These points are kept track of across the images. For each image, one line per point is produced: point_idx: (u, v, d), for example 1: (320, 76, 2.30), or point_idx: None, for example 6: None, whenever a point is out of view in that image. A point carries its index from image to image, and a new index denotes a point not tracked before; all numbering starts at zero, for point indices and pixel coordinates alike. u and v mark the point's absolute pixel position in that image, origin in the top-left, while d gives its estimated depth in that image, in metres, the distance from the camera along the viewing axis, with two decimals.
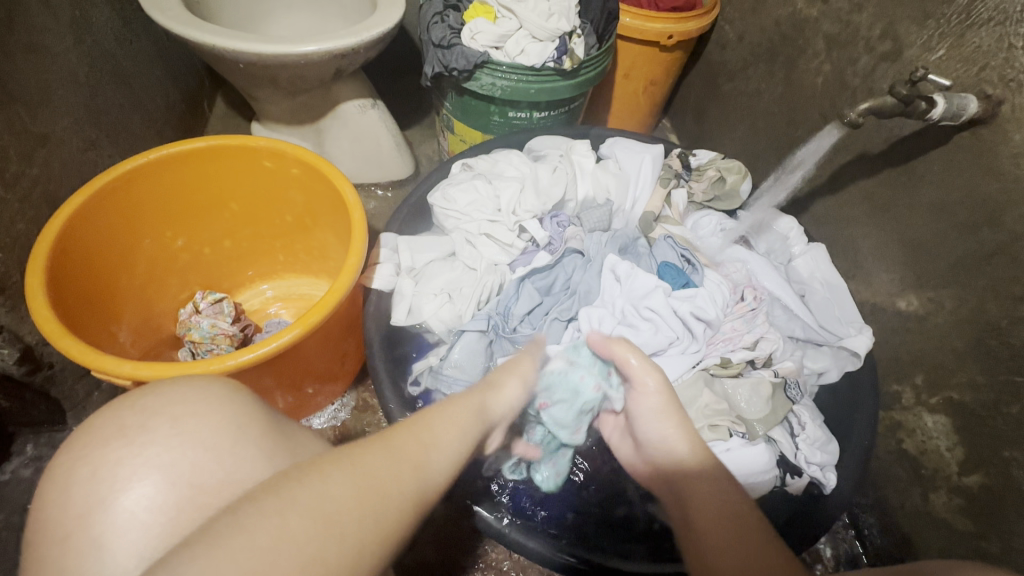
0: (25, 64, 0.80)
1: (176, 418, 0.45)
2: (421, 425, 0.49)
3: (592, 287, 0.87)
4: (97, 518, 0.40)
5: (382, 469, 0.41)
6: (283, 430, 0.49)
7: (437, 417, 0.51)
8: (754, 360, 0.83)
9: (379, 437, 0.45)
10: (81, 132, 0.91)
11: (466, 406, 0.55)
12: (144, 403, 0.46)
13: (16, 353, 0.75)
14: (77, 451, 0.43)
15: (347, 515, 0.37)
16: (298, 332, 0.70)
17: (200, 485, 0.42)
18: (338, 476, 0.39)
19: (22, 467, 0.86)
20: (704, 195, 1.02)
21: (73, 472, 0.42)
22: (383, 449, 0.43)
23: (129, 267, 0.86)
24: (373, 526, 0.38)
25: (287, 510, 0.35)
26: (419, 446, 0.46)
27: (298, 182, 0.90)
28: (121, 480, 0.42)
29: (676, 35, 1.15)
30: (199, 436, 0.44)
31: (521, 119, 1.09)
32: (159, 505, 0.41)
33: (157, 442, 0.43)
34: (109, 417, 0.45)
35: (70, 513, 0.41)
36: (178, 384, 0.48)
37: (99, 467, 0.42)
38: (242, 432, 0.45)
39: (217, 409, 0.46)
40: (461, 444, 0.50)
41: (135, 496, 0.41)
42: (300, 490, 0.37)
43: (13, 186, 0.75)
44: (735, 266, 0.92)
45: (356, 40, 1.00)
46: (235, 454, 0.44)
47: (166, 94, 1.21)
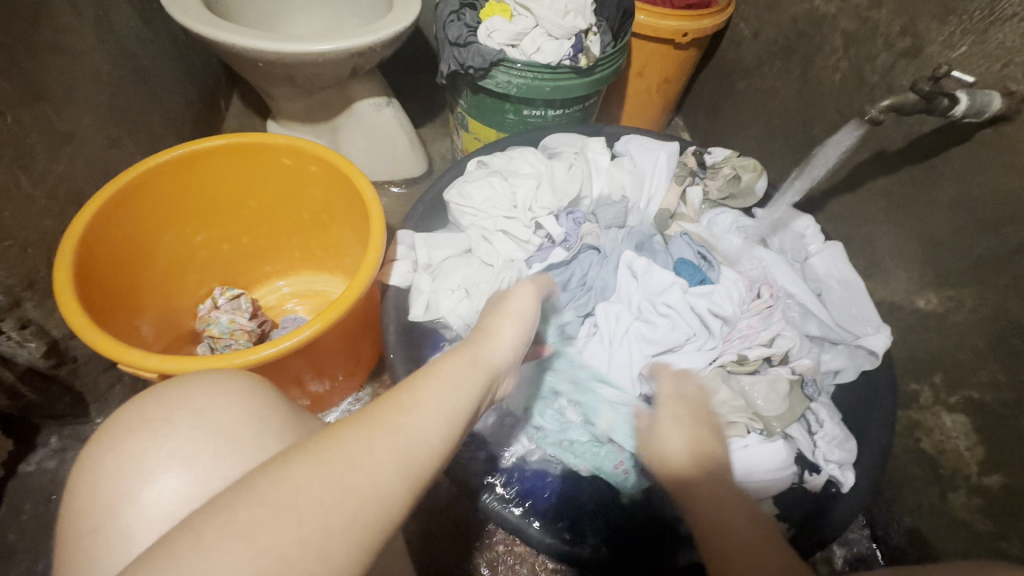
0: (51, 63, 0.82)
1: (198, 411, 0.45)
2: (406, 389, 0.44)
3: (608, 283, 0.88)
4: (125, 509, 0.41)
5: (353, 445, 0.37)
6: (302, 421, 0.50)
7: (429, 379, 0.46)
8: (771, 357, 0.82)
9: (357, 410, 0.41)
10: (104, 130, 0.93)
11: (458, 363, 0.50)
12: (166, 396, 0.46)
13: (43, 346, 0.77)
14: (104, 443, 0.44)
15: (308, 500, 0.33)
16: (319, 327, 0.71)
17: (222, 478, 0.43)
18: (303, 459, 0.35)
19: (46, 458, 0.88)
20: (719, 193, 1.03)
21: (101, 465, 0.43)
22: (360, 424, 0.39)
23: (151, 262, 0.87)
24: (345, 507, 0.34)
25: (238, 504, 0.32)
26: (401, 412, 0.41)
27: (316, 179, 0.91)
28: (146, 472, 0.42)
29: (691, 33, 1.15)
30: (220, 428, 0.44)
31: (536, 117, 1.10)
32: (185, 497, 0.42)
33: (180, 435, 0.44)
34: (132, 410, 0.46)
35: (99, 504, 0.42)
36: (199, 378, 0.48)
37: (124, 460, 0.43)
38: (264, 424, 0.46)
39: (238, 401, 0.47)
40: (458, 405, 0.45)
41: (162, 489, 0.42)
42: (260, 481, 0.34)
43: (40, 183, 0.76)
44: (752, 263, 0.93)
45: (373, 39, 1.01)
46: (258, 447, 0.44)
47: (185, 93, 1.22)
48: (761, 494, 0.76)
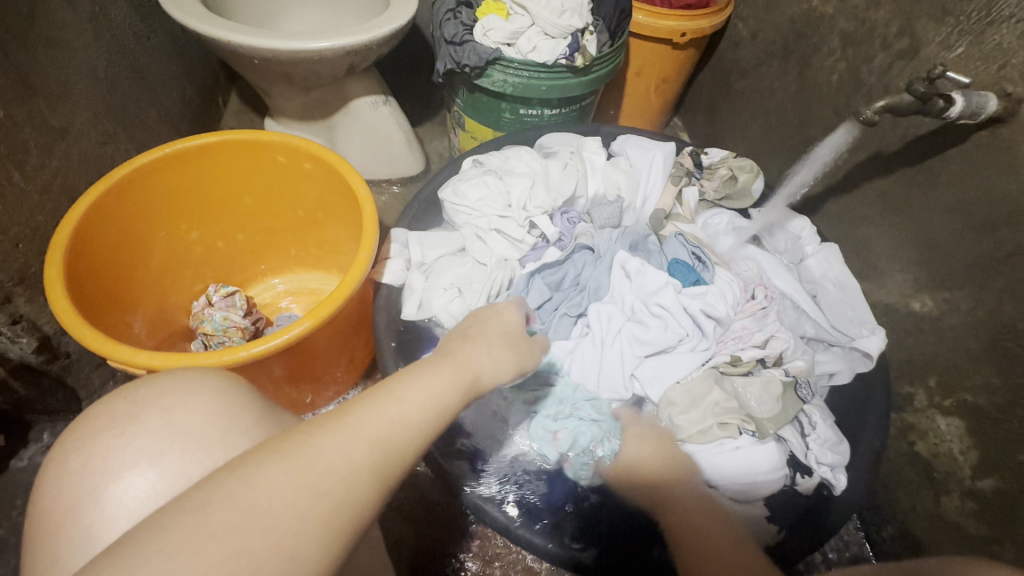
0: (46, 58, 0.82)
1: (166, 408, 0.45)
2: (383, 393, 0.44)
3: (602, 283, 0.88)
4: (90, 508, 0.41)
5: (326, 449, 0.37)
6: (275, 416, 0.48)
7: (407, 384, 0.45)
8: (764, 359, 0.82)
9: (332, 413, 0.41)
10: (99, 126, 0.93)
11: (445, 369, 0.50)
12: (135, 394, 0.46)
13: (35, 342, 0.77)
14: (72, 442, 0.44)
15: (281, 502, 0.34)
16: (310, 324, 0.71)
17: (191, 477, 0.42)
18: (273, 462, 0.36)
19: (38, 454, 0.88)
20: (716, 194, 1.02)
21: (67, 463, 0.43)
22: (331, 428, 0.39)
23: (145, 260, 0.87)
24: (311, 511, 0.35)
25: (211, 507, 0.33)
26: (378, 420, 0.41)
27: (311, 177, 0.90)
28: (113, 471, 0.42)
29: (689, 33, 1.15)
30: (187, 426, 0.44)
31: (533, 116, 1.10)
32: (151, 496, 0.41)
33: (145, 434, 0.43)
34: (101, 408, 0.45)
35: (64, 502, 0.41)
36: (167, 375, 0.48)
37: (90, 459, 0.43)
38: (233, 422, 0.45)
39: (207, 398, 0.46)
40: (434, 407, 0.45)
41: (127, 487, 0.41)
42: (229, 483, 0.34)
43: (33, 178, 0.76)
44: (747, 265, 0.92)
45: (369, 36, 1.00)
46: (226, 445, 0.44)
47: (181, 89, 1.22)
48: (752, 497, 0.75)
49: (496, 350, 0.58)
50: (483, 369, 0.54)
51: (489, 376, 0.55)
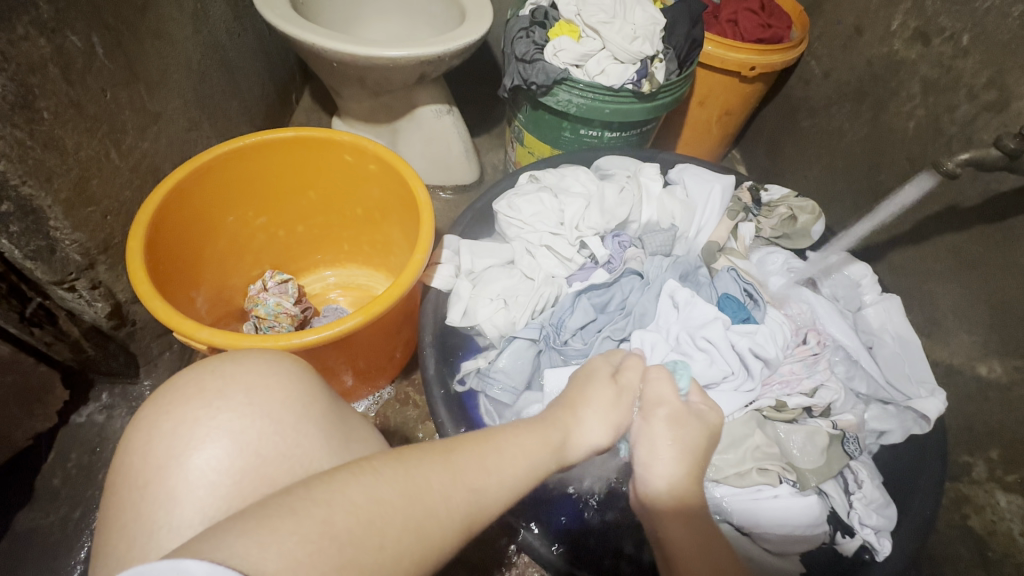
0: (151, 48, 0.88)
1: (248, 387, 0.47)
2: (489, 449, 0.49)
3: (648, 310, 0.85)
4: (172, 472, 0.43)
5: (437, 486, 0.42)
6: (341, 413, 0.51)
7: (505, 440, 0.51)
8: (811, 408, 0.78)
9: (442, 449, 0.46)
10: (188, 113, 0.99)
11: (539, 436, 0.54)
12: (222, 369, 0.48)
13: (108, 308, 0.83)
14: (161, 405, 0.46)
15: (388, 526, 0.38)
16: (360, 320, 0.73)
17: (263, 456, 0.44)
18: (390, 481, 0.41)
19: (95, 412, 0.93)
20: (773, 231, 0.99)
21: (156, 426, 0.45)
22: (441, 466, 0.44)
23: (211, 240, 0.92)
24: (414, 546, 0.39)
25: (336, 504, 0.37)
26: (481, 472, 0.46)
27: (374, 178, 0.94)
28: (195, 440, 0.44)
29: (759, 67, 1.14)
30: (267, 407, 0.46)
31: (593, 137, 1.11)
32: (226, 468, 0.43)
33: (229, 408, 0.46)
34: (191, 376, 0.48)
35: (150, 463, 0.44)
36: (253, 354, 0.51)
37: (178, 424, 0.45)
38: (305, 411, 0.48)
39: (285, 383, 0.48)
40: (520, 472, 0.49)
41: (206, 457, 0.44)
42: (354, 491, 0.39)
43: (126, 155, 0.82)
44: (800, 307, 0.88)
45: (443, 49, 1.04)
46: (299, 430, 0.46)
47: (261, 85, 1.30)
48: (788, 549, 0.72)
49: (585, 413, 0.60)
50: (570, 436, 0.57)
51: (578, 443, 0.57)
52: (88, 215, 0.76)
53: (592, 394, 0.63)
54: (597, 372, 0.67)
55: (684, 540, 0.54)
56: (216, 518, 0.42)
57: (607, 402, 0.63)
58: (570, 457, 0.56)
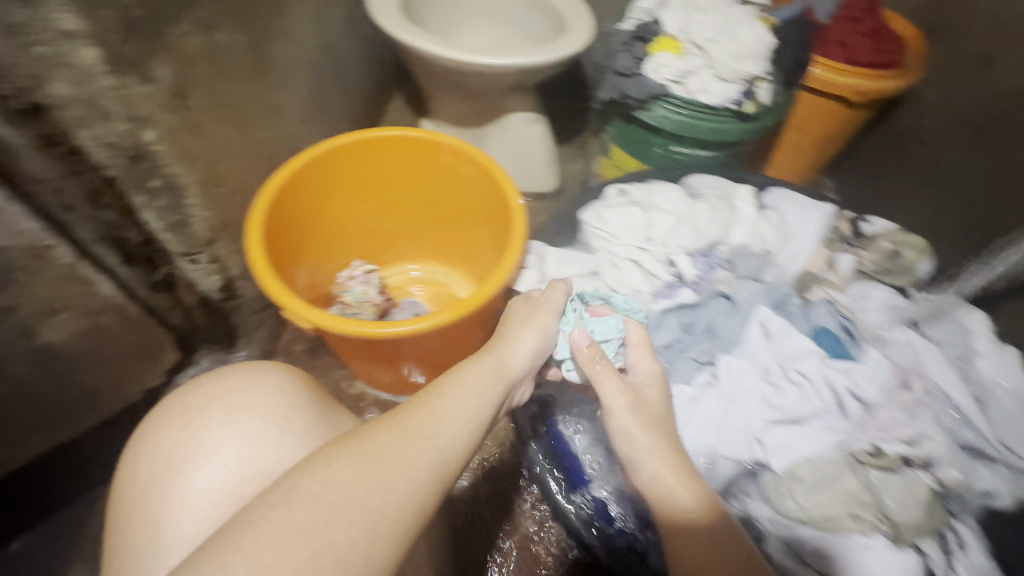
0: (281, 47, 0.96)
1: (228, 407, 0.56)
2: (432, 400, 0.52)
3: (736, 336, 0.82)
4: (156, 495, 0.52)
5: (389, 448, 0.46)
6: (324, 418, 0.60)
7: (449, 391, 0.54)
8: (910, 458, 0.72)
9: (388, 417, 0.49)
10: (302, 108, 1.07)
11: (477, 375, 0.59)
12: (204, 392, 0.57)
13: (220, 280, 0.91)
14: (151, 435, 0.55)
15: (353, 499, 0.41)
16: (452, 316, 0.76)
17: (243, 476, 0.53)
18: (343, 459, 0.44)
19: (196, 374, 1.02)
20: (874, 266, 0.93)
21: (147, 454, 0.54)
22: (391, 430, 0.47)
23: (314, 226, 0.98)
24: (386, 506, 0.42)
25: (292, 503, 0.40)
26: (430, 421, 0.50)
27: (467, 180, 0.97)
28: (179, 465, 0.53)
29: (868, 92, 1.09)
30: (248, 428, 0.55)
31: (683, 154, 1.09)
32: (207, 489, 0.52)
33: (212, 429, 0.55)
34: (177, 400, 0.57)
35: (138, 485, 0.53)
36: (235, 373, 0.60)
37: (162, 451, 0.54)
38: (286, 424, 0.57)
39: (265, 400, 0.57)
40: (471, 415, 0.53)
41: (192, 479, 0.52)
42: (308, 481, 0.42)
43: (251, 143, 0.90)
44: (901, 349, 0.83)
45: (544, 59, 1.06)
46: (276, 444, 0.55)
47: (362, 85, 1.38)
48: None
49: (521, 344, 0.68)
50: (506, 357, 0.65)
51: (515, 361, 0.66)
52: (216, 195, 0.83)
53: (527, 314, 0.73)
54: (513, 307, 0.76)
55: (697, 538, 0.56)
56: (197, 535, 0.50)
57: (530, 323, 0.72)
58: (512, 375, 0.64)
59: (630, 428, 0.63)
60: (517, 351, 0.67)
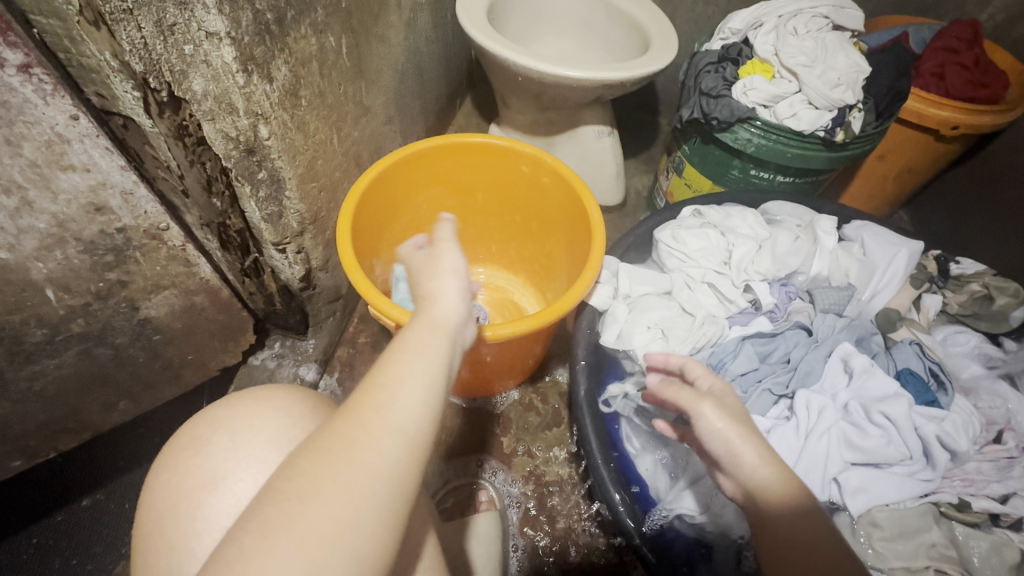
0: (376, 50, 1.00)
1: (233, 433, 0.57)
2: (379, 368, 0.47)
3: (814, 370, 0.79)
4: (172, 522, 0.52)
5: (349, 432, 0.42)
6: None
7: (395, 354, 0.48)
8: (1000, 517, 0.69)
9: (346, 399, 0.45)
10: (386, 109, 1.10)
11: (418, 334, 0.51)
12: (214, 419, 0.59)
13: (302, 270, 0.94)
14: (167, 464, 0.57)
15: (321, 504, 0.38)
16: (531, 326, 0.77)
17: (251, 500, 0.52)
18: (305, 457, 0.41)
19: (267, 358, 1.05)
20: (959, 309, 0.90)
21: (162, 483, 0.56)
22: (349, 411, 0.43)
23: (393, 226, 1.01)
24: (357, 492, 0.39)
25: (267, 509, 0.38)
26: (388, 388, 0.45)
27: (544, 190, 0.98)
28: (190, 494, 0.54)
29: (963, 125, 1.04)
30: (252, 451, 0.55)
31: (762, 179, 1.07)
32: (218, 516, 0.52)
33: (218, 453, 0.55)
34: (190, 429, 0.59)
35: (155, 514, 0.54)
36: (240, 401, 0.60)
37: (175, 477, 0.55)
38: (290, 444, 0.57)
39: (268, 423, 0.58)
40: (433, 371, 0.48)
41: (208, 507, 0.52)
42: (274, 487, 0.39)
43: (343, 141, 0.93)
44: (993, 400, 0.79)
45: (628, 75, 1.07)
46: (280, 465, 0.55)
47: (438, 89, 1.40)
48: None
49: (448, 292, 0.57)
50: (448, 315, 0.54)
51: (449, 314, 0.54)
52: (310, 189, 0.86)
53: (440, 270, 0.59)
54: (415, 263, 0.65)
55: (797, 535, 0.47)
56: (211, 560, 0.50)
57: (447, 278, 0.58)
58: (460, 328, 0.54)
59: (714, 425, 0.54)
60: (452, 307, 0.55)
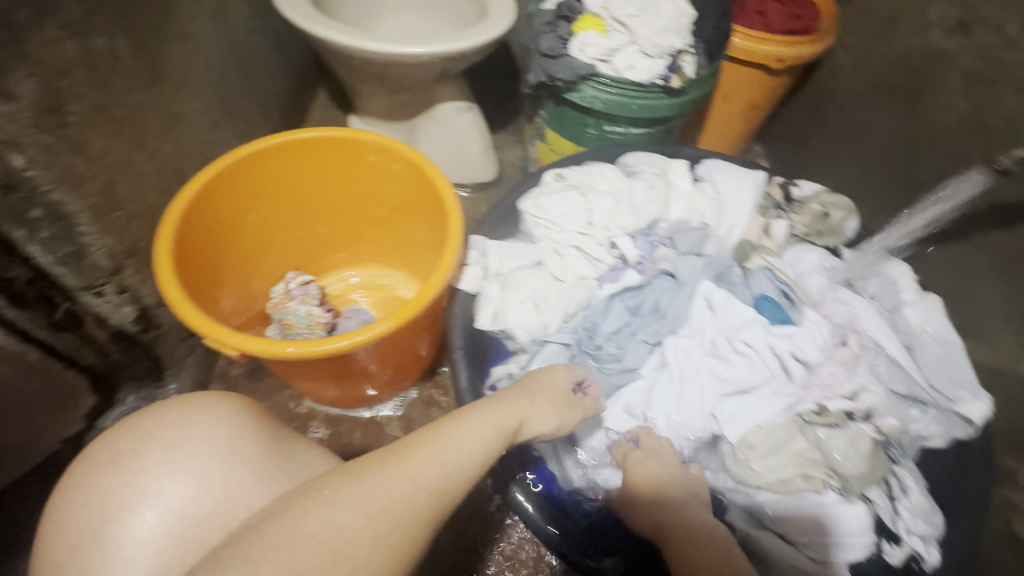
0: (175, 49, 0.87)
1: (168, 446, 0.50)
2: (425, 437, 0.50)
3: (682, 313, 0.83)
4: (90, 549, 0.46)
5: (396, 490, 0.44)
6: (281, 451, 0.54)
7: (457, 432, 0.52)
8: (852, 412, 0.75)
9: (397, 448, 0.48)
10: (209, 114, 0.98)
11: (482, 418, 0.55)
12: (141, 428, 0.51)
13: (134, 312, 0.83)
14: (80, 479, 0.49)
15: (359, 547, 0.40)
16: (391, 325, 0.72)
17: (189, 517, 0.47)
18: (348, 496, 0.42)
19: (122, 416, 0.94)
20: (806, 229, 0.96)
21: (76, 501, 0.48)
22: (396, 467, 0.45)
23: (237, 243, 0.91)
24: (381, 551, 0.41)
25: (293, 542, 0.38)
26: (434, 462, 0.47)
27: (397, 178, 0.92)
28: (118, 510, 0.47)
29: (788, 59, 1.11)
30: (193, 465, 0.49)
31: (617, 134, 1.09)
32: (151, 538, 0.46)
33: (152, 469, 0.49)
34: (107, 443, 0.51)
35: (68, 541, 0.47)
36: (174, 408, 0.53)
37: (94, 496, 0.48)
38: (237, 457, 0.51)
39: (211, 434, 0.51)
40: (475, 453, 0.51)
41: (140, 523, 0.46)
42: (311, 520, 0.40)
43: (152, 159, 0.81)
44: (837, 307, 0.86)
45: (466, 44, 1.02)
46: (227, 480, 0.49)
47: (278, 83, 1.28)
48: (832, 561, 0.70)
49: (541, 402, 0.66)
50: (526, 421, 0.62)
51: (531, 430, 0.63)
52: (114, 219, 0.75)
53: (544, 385, 0.69)
54: (555, 379, 0.71)
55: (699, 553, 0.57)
56: None
57: (561, 404, 0.69)
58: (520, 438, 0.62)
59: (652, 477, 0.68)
60: (538, 416, 0.64)
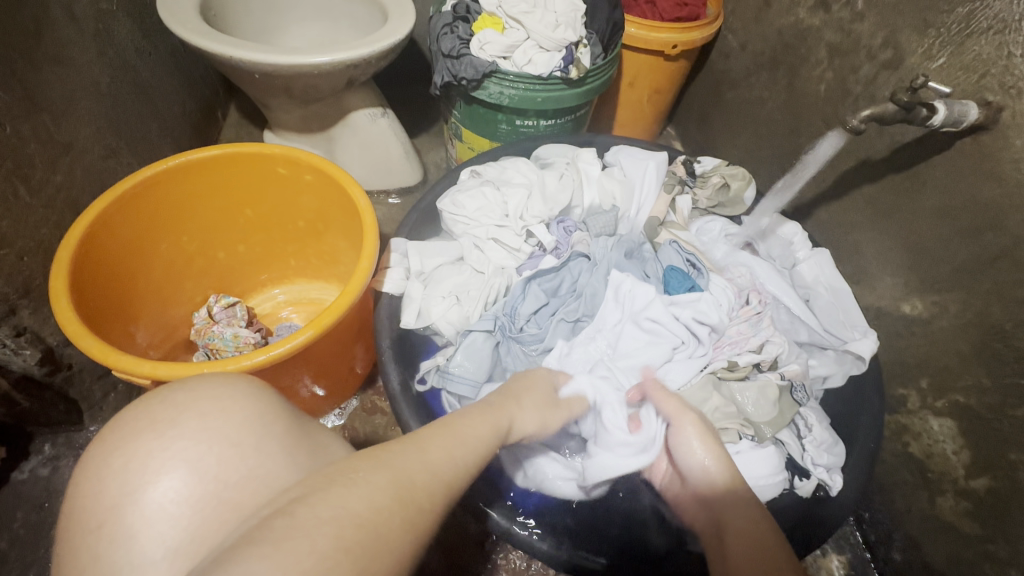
0: (53, 75, 0.83)
1: (204, 412, 0.42)
2: (428, 431, 0.47)
3: (598, 291, 0.88)
4: (129, 509, 0.37)
5: (417, 476, 0.41)
6: (309, 428, 0.46)
7: (460, 426, 0.50)
8: (760, 363, 0.82)
9: (406, 440, 0.45)
10: (102, 140, 0.94)
11: (483, 419, 0.55)
12: (172, 397, 0.43)
13: (38, 354, 0.78)
14: (109, 442, 0.40)
15: (390, 523, 0.36)
16: (312, 333, 0.71)
17: (225, 481, 0.39)
18: (374, 474, 0.38)
19: (39, 466, 0.88)
20: (708, 202, 1.04)
21: (105, 464, 0.39)
22: (411, 453, 0.43)
23: (146, 271, 0.88)
24: (406, 533, 0.36)
25: (336, 518, 0.33)
26: (443, 453, 0.45)
27: (311, 188, 0.92)
28: (150, 473, 0.38)
29: (680, 45, 1.18)
30: (224, 431, 0.41)
31: (529, 127, 1.12)
32: (187, 499, 0.38)
33: (188, 436, 0.40)
34: (140, 409, 0.42)
35: (104, 503, 0.38)
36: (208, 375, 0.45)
37: (131, 460, 0.39)
38: (266, 427, 0.43)
39: (243, 402, 0.43)
40: (477, 447, 0.50)
41: (163, 490, 0.38)
42: (349, 497, 0.35)
43: (38, 192, 0.78)
44: (740, 270, 0.93)
45: (368, 50, 1.02)
46: (258, 450, 0.41)
47: (182, 104, 1.24)
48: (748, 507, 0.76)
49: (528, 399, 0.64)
50: (515, 423, 0.60)
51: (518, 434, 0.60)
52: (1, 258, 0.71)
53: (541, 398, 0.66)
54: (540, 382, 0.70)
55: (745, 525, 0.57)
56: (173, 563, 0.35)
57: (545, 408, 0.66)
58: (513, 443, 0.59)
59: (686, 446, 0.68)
60: (526, 419, 0.61)
